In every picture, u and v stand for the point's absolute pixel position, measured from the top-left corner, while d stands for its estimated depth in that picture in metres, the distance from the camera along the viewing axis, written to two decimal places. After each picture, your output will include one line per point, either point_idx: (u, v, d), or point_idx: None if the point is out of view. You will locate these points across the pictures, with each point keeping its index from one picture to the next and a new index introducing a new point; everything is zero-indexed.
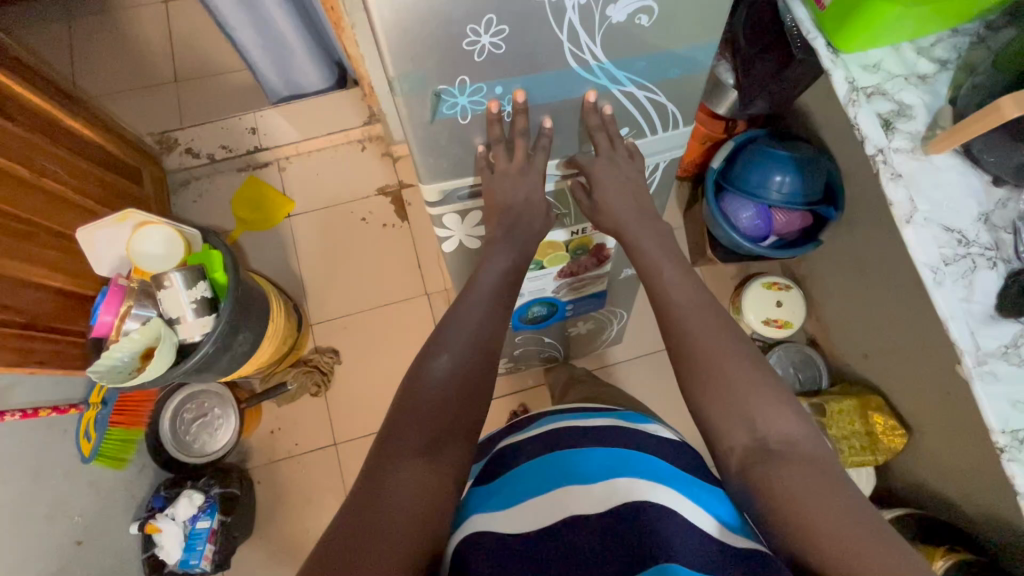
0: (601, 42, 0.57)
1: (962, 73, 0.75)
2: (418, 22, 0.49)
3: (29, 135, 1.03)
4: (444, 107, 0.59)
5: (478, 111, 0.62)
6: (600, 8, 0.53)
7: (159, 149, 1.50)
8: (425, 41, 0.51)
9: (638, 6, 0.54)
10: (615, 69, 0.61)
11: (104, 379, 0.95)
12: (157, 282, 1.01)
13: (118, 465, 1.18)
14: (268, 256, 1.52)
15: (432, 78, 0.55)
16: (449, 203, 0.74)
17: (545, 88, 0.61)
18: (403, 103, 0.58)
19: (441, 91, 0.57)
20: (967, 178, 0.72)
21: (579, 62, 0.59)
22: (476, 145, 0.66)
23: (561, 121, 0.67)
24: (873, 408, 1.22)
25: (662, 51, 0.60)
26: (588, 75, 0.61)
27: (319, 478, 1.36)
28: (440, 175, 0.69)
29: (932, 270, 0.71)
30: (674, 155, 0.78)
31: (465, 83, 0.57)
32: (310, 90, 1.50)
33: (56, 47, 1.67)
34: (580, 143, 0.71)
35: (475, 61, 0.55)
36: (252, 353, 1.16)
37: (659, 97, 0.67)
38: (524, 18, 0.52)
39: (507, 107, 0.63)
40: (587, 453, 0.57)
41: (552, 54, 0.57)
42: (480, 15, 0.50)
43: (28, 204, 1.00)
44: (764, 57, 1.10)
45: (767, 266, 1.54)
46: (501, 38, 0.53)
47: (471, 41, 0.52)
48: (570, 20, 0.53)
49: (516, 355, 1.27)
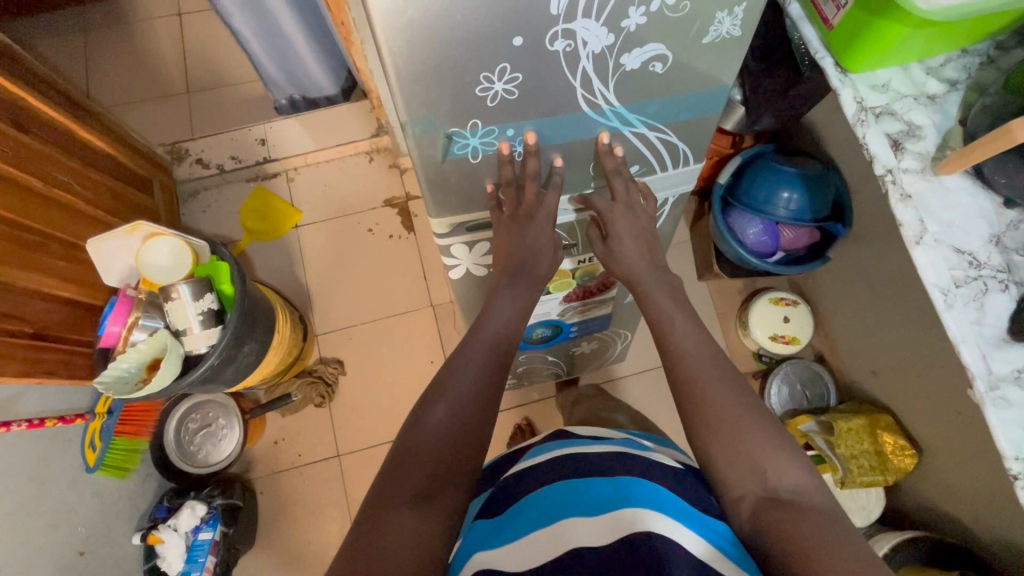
0: (614, 88, 0.57)
1: (972, 93, 0.75)
2: (433, 71, 0.50)
3: (43, 147, 1.04)
4: (455, 147, 0.60)
5: (490, 152, 0.62)
6: (613, 56, 0.53)
7: (170, 159, 1.53)
8: (439, 89, 0.52)
9: (652, 54, 0.54)
10: (627, 112, 0.61)
11: (110, 389, 0.94)
12: (164, 294, 1.00)
13: (121, 475, 1.17)
14: (276, 266, 1.53)
15: (444, 122, 0.56)
16: (458, 234, 0.75)
17: (556, 130, 0.62)
18: (414, 144, 0.58)
19: (453, 133, 0.58)
20: (979, 200, 0.71)
21: (591, 107, 0.59)
22: (485, 185, 0.67)
23: (570, 159, 0.67)
24: (883, 427, 1.21)
25: (674, 95, 0.60)
26: (600, 118, 0.61)
27: (322, 488, 1.36)
28: (449, 208, 0.69)
29: (943, 292, 0.70)
30: (683, 189, 0.78)
31: (477, 125, 0.58)
32: (309, 82, 1.48)
33: (72, 58, 1.70)
34: (588, 180, 0.72)
35: (488, 106, 0.55)
36: (257, 363, 1.16)
37: (671, 138, 0.67)
38: (539, 67, 0.53)
39: (519, 148, 0.63)
40: (588, 483, 0.57)
41: (564, 99, 0.57)
42: (494, 64, 0.51)
43: (40, 215, 1.01)
44: (771, 74, 1.11)
45: (774, 281, 1.53)
46: (514, 85, 0.54)
47: (484, 88, 0.53)
48: (585, 68, 0.54)
49: (520, 371, 1.27)
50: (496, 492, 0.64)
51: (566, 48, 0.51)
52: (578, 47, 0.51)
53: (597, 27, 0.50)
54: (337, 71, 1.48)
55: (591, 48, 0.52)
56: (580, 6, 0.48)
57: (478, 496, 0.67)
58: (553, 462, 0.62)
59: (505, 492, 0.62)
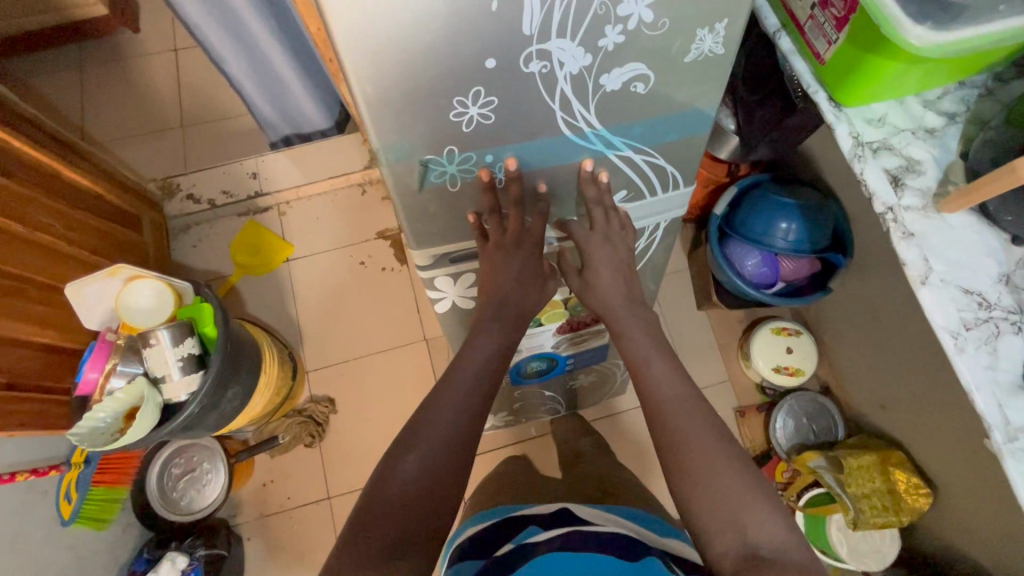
0: (595, 109, 0.55)
1: (972, 127, 0.72)
2: (402, 96, 0.48)
3: (25, 190, 1.03)
4: (432, 175, 0.57)
5: (469, 179, 0.59)
6: (593, 77, 0.51)
7: (161, 195, 1.52)
8: (411, 115, 0.50)
9: (634, 74, 0.52)
10: (612, 135, 0.58)
11: (84, 442, 0.91)
12: (144, 339, 0.98)
13: (100, 526, 1.12)
14: (267, 301, 1.50)
15: (419, 149, 0.54)
16: (442, 266, 0.72)
17: (538, 156, 0.59)
18: (388, 172, 0.56)
19: (429, 160, 0.55)
20: (985, 238, 0.68)
21: (573, 130, 0.56)
22: (467, 215, 0.64)
23: (555, 186, 0.64)
24: (894, 464, 1.16)
25: (659, 116, 0.57)
26: (583, 142, 0.58)
27: (311, 534, 1.30)
28: (429, 240, 0.67)
29: (953, 336, 0.66)
30: (676, 214, 0.75)
31: (454, 152, 0.55)
32: (307, 125, 1.50)
33: (67, 94, 1.70)
34: (575, 207, 0.68)
35: (464, 131, 0.53)
36: (242, 407, 1.13)
37: (659, 162, 0.64)
38: (515, 90, 0.50)
39: (500, 174, 0.60)
40: (600, 559, 0.55)
41: (544, 122, 0.55)
42: (467, 87, 0.48)
43: (18, 260, 0.98)
44: (764, 105, 1.09)
45: (775, 309, 1.49)
46: (490, 109, 0.51)
47: (459, 112, 0.51)
48: (563, 91, 0.52)
49: (516, 408, 1.24)
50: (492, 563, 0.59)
51: (542, 69, 0.49)
52: (555, 68, 0.49)
53: (573, 47, 0.48)
54: (330, 105, 1.47)
55: (568, 69, 0.49)
56: (554, 24, 0.45)
57: (467, 560, 0.61)
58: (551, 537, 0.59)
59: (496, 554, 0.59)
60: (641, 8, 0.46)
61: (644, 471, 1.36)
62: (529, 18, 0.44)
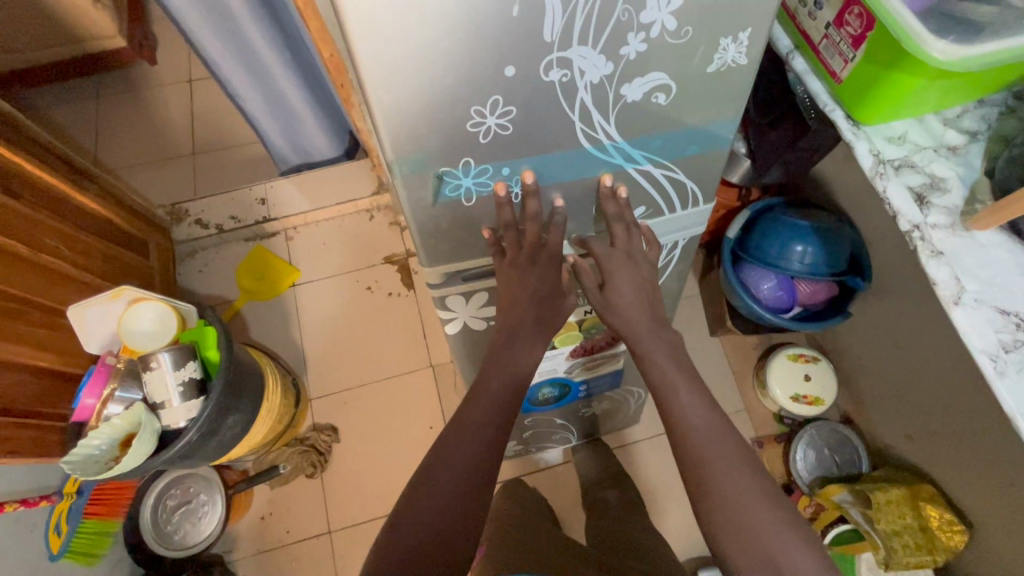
0: (615, 121, 0.53)
1: (996, 145, 0.71)
2: (419, 104, 0.46)
3: (33, 212, 1.02)
4: (447, 188, 0.56)
5: (484, 193, 0.58)
6: (613, 86, 0.50)
7: (169, 220, 1.51)
8: (427, 123, 0.48)
9: (655, 84, 0.50)
10: (632, 148, 0.57)
11: (76, 470, 0.87)
12: (144, 363, 0.95)
13: (89, 562, 1.06)
14: (272, 326, 1.48)
15: (434, 161, 0.52)
16: (453, 285, 0.70)
17: (555, 169, 0.57)
18: (402, 185, 0.54)
19: (444, 173, 0.54)
20: (1021, 257, 0.66)
21: (592, 142, 0.55)
22: (483, 230, 0.62)
23: (573, 200, 0.63)
24: (926, 499, 1.10)
25: (679, 129, 0.56)
26: (602, 155, 0.57)
27: (311, 571, 1.24)
28: (442, 257, 0.65)
29: (992, 358, 0.62)
30: (694, 232, 0.73)
31: (470, 164, 0.54)
32: (318, 156, 1.51)
33: (82, 121, 1.74)
34: (592, 222, 0.67)
35: (481, 142, 0.52)
36: (243, 435, 1.09)
37: (680, 177, 0.63)
38: (534, 100, 0.49)
39: (516, 188, 0.58)
40: None
41: (563, 134, 0.53)
42: (485, 96, 0.47)
43: (21, 282, 0.97)
44: (777, 127, 1.08)
45: (790, 335, 1.46)
46: (508, 119, 0.50)
47: (476, 123, 0.49)
48: (583, 101, 0.50)
49: (526, 437, 1.19)
50: None
51: (562, 78, 0.48)
52: (575, 77, 0.48)
53: (594, 55, 0.47)
54: (341, 137, 1.49)
55: (589, 78, 0.48)
56: (576, 30, 0.44)
57: None
58: None
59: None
60: (664, 15, 0.45)
61: (660, 504, 1.30)
62: (550, 23, 0.43)
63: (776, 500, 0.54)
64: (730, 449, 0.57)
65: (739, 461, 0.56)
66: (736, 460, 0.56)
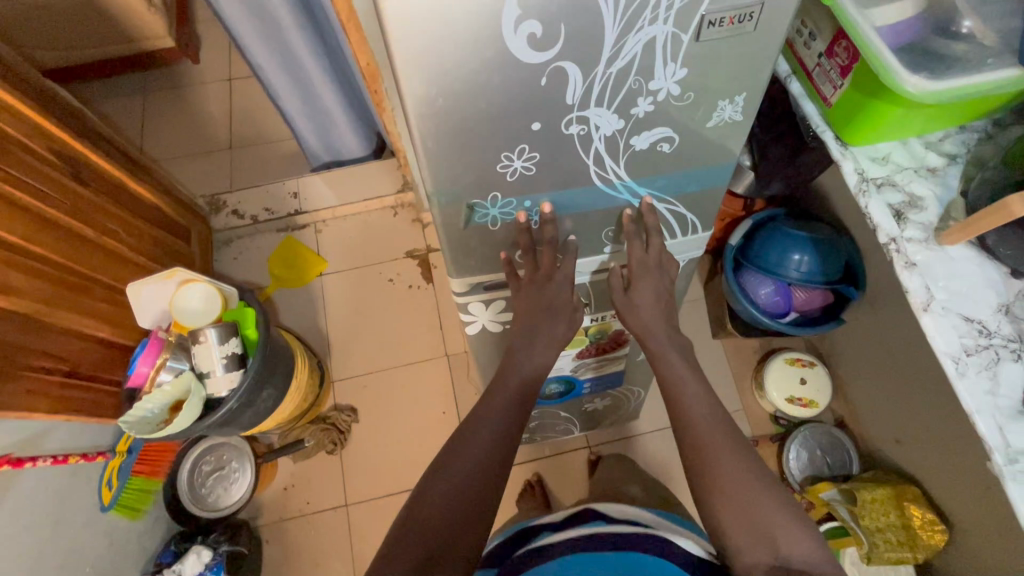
0: (624, 164, 0.62)
1: (972, 167, 0.78)
2: (459, 148, 0.55)
3: (97, 198, 1.14)
4: (477, 216, 0.65)
5: (509, 221, 0.67)
6: (624, 137, 0.58)
7: (208, 210, 1.63)
8: (463, 165, 0.57)
9: (660, 136, 0.59)
10: (638, 186, 0.65)
11: (133, 429, 0.98)
12: (194, 337, 1.06)
13: (134, 516, 1.18)
14: (299, 312, 1.58)
15: (467, 194, 0.61)
16: (476, 292, 0.78)
17: (573, 202, 0.66)
18: (438, 212, 0.63)
19: (475, 204, 0.63)
20: (986, 270, 0.73)
21: (604, 181, 0.63)
22: (511, 254, 0.72)
23: (582, 229, 0.71)
24: (910, 499, 1.15)
25: (681, 172, 0.65)
26: (612, 192, 0.65)
27: (329, 540, 1.34)
28: (468, 269, 0.73)
29: (954, 361, 0.69)
30: (694, 254, 0.81)
31: (497, 198, 0.63)
32: (348, 156, 1.62)
33: (131, 115, 1.87)
34: (602, 246, 0.75)
35: (508, 180, 0.60)
36: (274, 408, 1.19)
37: (682, 210, 0.71)
38: (556, 148, 0.58)
39: (536, 217, 0.67)
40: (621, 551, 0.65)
41: (580, 175, 0.62)
42: (513, 145, 0.56)
43: (86, 260, 1.09)
44: (779, 143, 1.15)
45: (789, 341, 1.52)
46: (532, 163, 0.59)
47: (505, 165, 0.58)
48: (597, 148, 0.59)
49: (532, 426, 1.28)
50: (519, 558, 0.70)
51: (580, 131, 0.56)
52: (592, 131, 0.56)
53: (609, 114, 0.55)
54: (370, 138, 1.59)
55: (603, 132, 0.57)
56: (594, 95, 0.53)
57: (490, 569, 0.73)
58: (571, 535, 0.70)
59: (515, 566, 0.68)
60: (670, 83, 0.53)
61: None
62: (572, 90, 0.52)
63: (754, 475, 0.61)
64: (711, 430, 0.65)
65: (716, 440, 0.64)
66: (715, 439, 0.64)
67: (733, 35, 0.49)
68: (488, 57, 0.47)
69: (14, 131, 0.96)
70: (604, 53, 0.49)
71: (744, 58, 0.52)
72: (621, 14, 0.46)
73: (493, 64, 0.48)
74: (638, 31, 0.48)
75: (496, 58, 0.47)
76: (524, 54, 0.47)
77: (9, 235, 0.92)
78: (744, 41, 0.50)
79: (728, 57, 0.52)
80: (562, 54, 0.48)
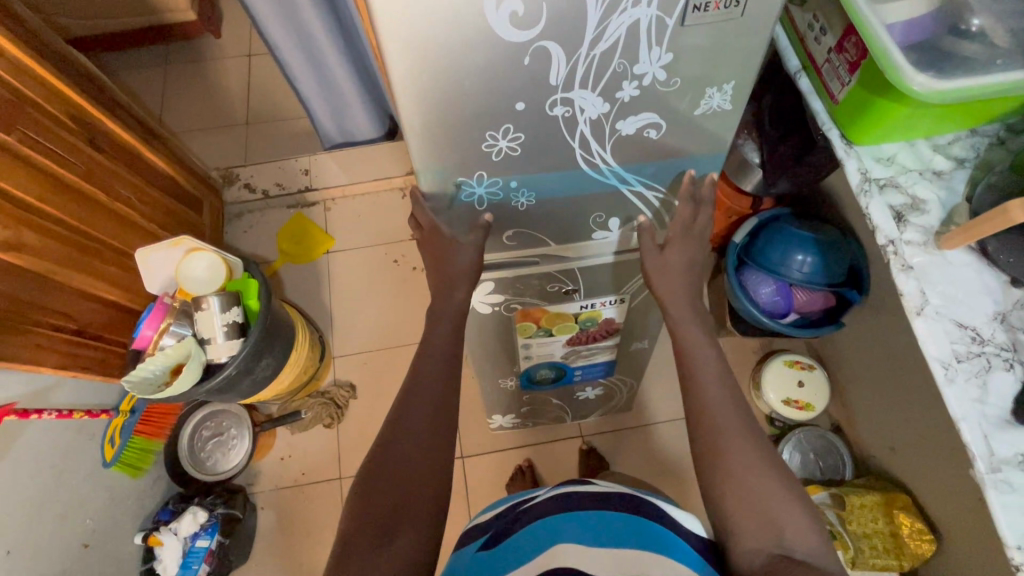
0: (611, 149, 0.62)
1: (979, 172, 0.76)
2: (444, 126, 0.56)
3: (110, 164, 1.16)
4: (463, 195, 0.66)
5: (495, 202, 0.68)
6: (610, 122, 0.59)
7: (221, 182, 1.66)
8: (448, 143, 0.58)
9: (646, 121, 0.60)
10: (625, 171, 0.66)
11: (135, 389, 1.01)
12: (196, 303, 1.09)
13: (135, 474, 1.21)
14: (304, 288, 1.61)
15: (454, 172, 0.62)
16: None
17: (562, 186, 0.66)
18: (425, 188, 0.65)
19: (461, 182, 0.64)
20: (984, 277, 0.72)
21: (590, 165, 0.64)
22: (503, 235, 0.74)
23: (570, 215, 0.72)
24: (899, 507, 1.14)
25: (668, 159, 0.66)
26: (599, 177, 0.66)
27: (320, 510, 1.36)
28: None
29: (943, 366, 0.69)
30: None
31: (483, 176, 0.63)
32: (361, 138, 1.61)
33: (152, 87, 1.90)
34: (591, 233, 0.76)
35: (493, 160, 0.61)
36: (273, 378, 1.22)
37: (667, 196, 0.72)
38: (541, 130, 0.58)
39: (522, 199, 0.68)
40: (600, 516, 0.65)
41: (565, 157, 0.62)
42: (498, 124, 0.57)
43: (98, 224, 1.12)
44: (788, 140, 1.14)
45: (790, 343, 1.51)
46: (518, 143, 0.59)
47: (490, 144, 0.59)
48: (583, 132, 0.59)
49: (524, 412, 1.29)
50: (501, 527, 0.69)
51: (565, 113, 0.57)
52: (576, 113, 0.57)
53: (593, 97, 0.56)
54: (383, 119, 1.58)
55: (588, 114, 0.57)
56: (578, 77, 0.53)
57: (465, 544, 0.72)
58: (549, 500, 0.70)
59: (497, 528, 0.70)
60: (656, 68, 0.54)
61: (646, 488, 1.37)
62: (556, 70, 0.52)
63: (729, 463, 0.61)
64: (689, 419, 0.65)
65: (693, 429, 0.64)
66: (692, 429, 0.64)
67: (720, 20, 0.50)
68: (470, 35, 0.48)
69: (31, 93, 0.99)
70: (588, 34, 0.49)
71: (730, 44, 0.53)
72: None
73: (476, 43, 0.48)
74: (621, 12, 0.48)
75: (479, 37, 0.48)
76: (507, 34, 0.48)
77: (22, 194, 0.95)
78: (731, 27, 0.51)
79: (714, 41, 0.52)
80: (545, 33, 0.48)
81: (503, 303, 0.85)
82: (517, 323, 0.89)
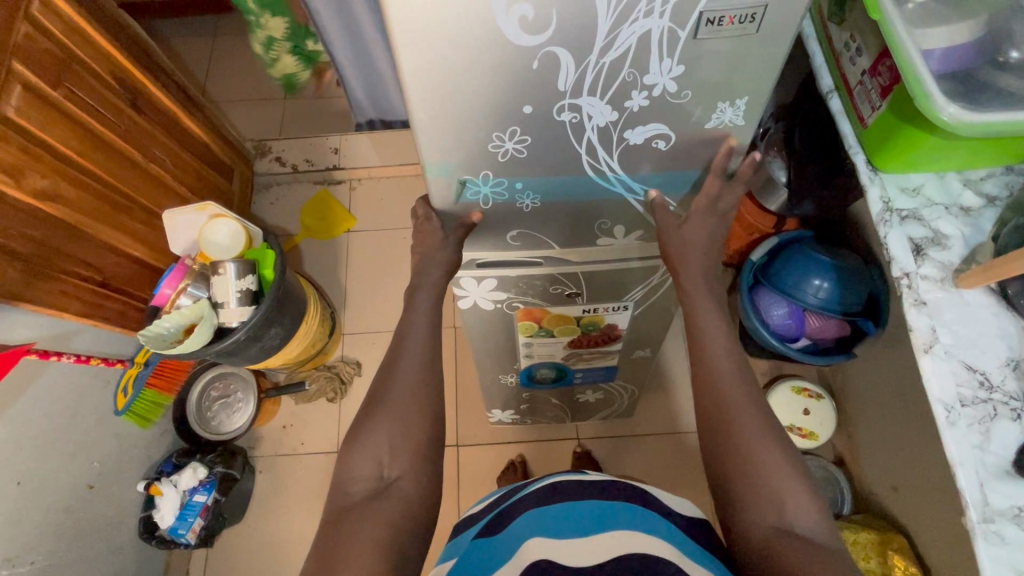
0: (618, 157, 0.62)
1: (1009, 212, 0.73)
2: (451, 124, 0.57)
3: (150, 127, 1.22)
4: (468, 192, 0.66)
5: (500, 201, 0.68)
6: (618, 130, 0.59)
7: (254, 153, 1.71)
8: (455, 139, 0.58)
9: (655, 133, 0.59)
10: (632, 181, 0.66)
11: (149, 343, 1.06)
12: (213, 268, 1.14)
13: (144, 424, 1.25)
14: (322, 263, 1.64)
15: (459, 169, 0.62)
16: (468, 267, 0.79)
17: (566, 189, 0.66)
18: (431, 184, 0.65)
19: (466, 180, 0.64)
20: (1002, 321, 0.69)
21: (596, 172, 0.64)
22: (506, 235, 0.74)
23: (576, 220, 0.72)
24: (894, 549, 1.11)
25: (676, 171, 0.65)
26: (605, 183, 0.66)
27: (313, 480, 1.40)
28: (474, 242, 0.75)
29: (946, 408, 0.66)
30: None
31: (488, 176, 0.64)
32: (393, 117, 1.58)
33: (199, 55, 1.96)
34: (596, 238, 0.76)
35: (499, 160, 0.62)
36: (281, 348, 1.26)
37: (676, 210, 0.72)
38: (547, 134, 0.58)
39: (527, 201, 0.68)
40: (588, 509, 0.65)
41: (571, 164, 0.63)
42: (504, 126, 0.57)
43: (130, 181, 1.16)
44: (816, 161, 1.10)
45: (801, 369, 1.48)
46: (524, 145, 0.60)
47: (496, 145, 0.59)
48: (590, 138, 0.59)
49: (523, 408, 1.29)
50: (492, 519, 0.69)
51: (572, 119, 0.57)
52: (583, 120, 0.57)
53: (601, 105, 0.56)
54: None
55: (596, 122, 0.57)
56: (586, 84, 0.53)
57: (455, 539, 0.72)
58: (538, 490, 0.69)
59: (483, 522, 0.70)
60: (666, 79, 0.54)
61: None
62: (564, 76, 0.52)
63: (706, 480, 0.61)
64: None
65: None
66: None
67: (735, 36, 0.50)
68: (480, 36, 0.48)
69: (83, 54, 1.04)
70: (599, 41, 0.49)
71: (743, 60, 0.52)
72: (614, 6, 0.46)
73: (485, 43, 0.49)
74: (633, 23, 0.48)
75: (489, 38, 0.48)
76: (516, 36, 0.48)
77: (64, 147, 1.00)
78: (744, 43, 0.51)
79: (727, 57, 0.52)
80: (554, 39, 0.49)
81: (506, 301, 0.85)
82: (519, 321, 0.89)
